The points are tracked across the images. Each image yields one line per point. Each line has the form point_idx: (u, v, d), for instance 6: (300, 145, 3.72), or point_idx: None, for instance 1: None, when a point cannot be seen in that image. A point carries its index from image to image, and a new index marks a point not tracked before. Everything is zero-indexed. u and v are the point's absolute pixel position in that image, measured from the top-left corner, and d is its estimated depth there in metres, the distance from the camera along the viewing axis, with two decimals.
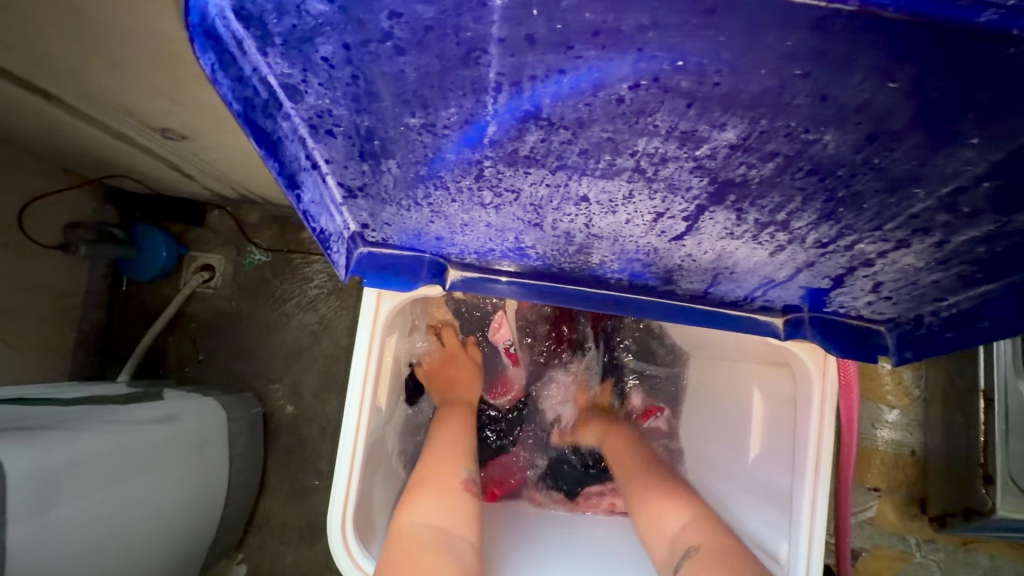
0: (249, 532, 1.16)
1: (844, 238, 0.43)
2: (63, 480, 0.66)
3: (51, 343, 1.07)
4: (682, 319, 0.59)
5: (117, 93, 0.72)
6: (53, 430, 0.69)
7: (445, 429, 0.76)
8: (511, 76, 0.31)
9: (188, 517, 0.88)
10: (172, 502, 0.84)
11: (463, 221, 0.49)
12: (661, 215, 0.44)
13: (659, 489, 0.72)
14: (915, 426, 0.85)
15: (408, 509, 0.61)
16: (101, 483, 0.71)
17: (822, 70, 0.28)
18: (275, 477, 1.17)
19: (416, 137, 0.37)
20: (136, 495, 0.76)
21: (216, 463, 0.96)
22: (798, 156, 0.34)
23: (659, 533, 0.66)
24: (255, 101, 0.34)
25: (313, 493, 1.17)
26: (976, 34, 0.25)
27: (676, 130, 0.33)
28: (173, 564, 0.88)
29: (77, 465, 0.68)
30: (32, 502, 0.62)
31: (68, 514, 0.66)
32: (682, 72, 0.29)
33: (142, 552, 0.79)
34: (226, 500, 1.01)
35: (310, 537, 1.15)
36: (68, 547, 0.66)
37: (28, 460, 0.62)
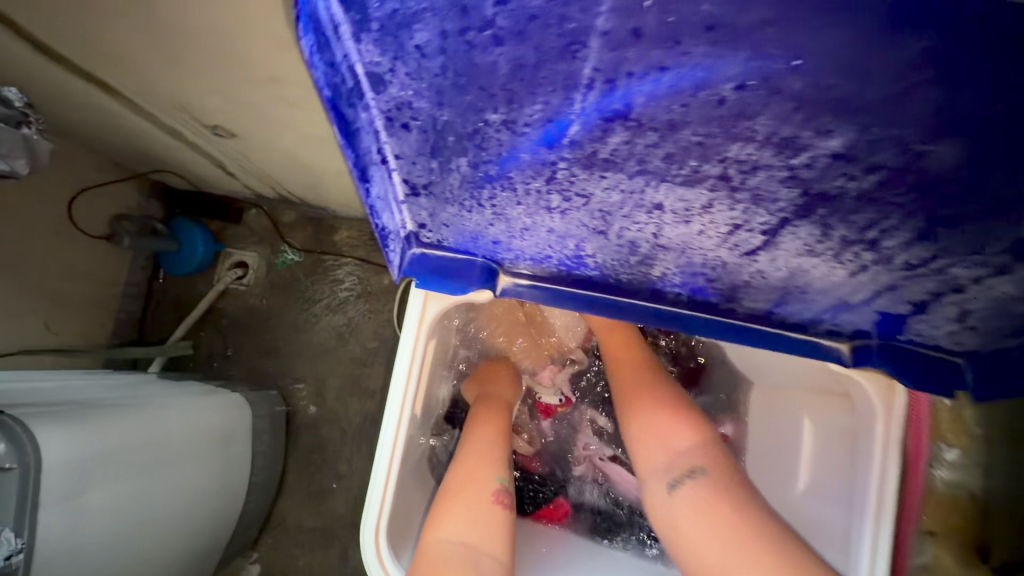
0: (265, 531, 1.15)
1: (936, 261, 0.40)
2: (96, 466, 0.65)
3: (90, 330, 1.09)
4: (744, 340, 0.55)
5: (175, 89, 0.74)
6: (92, 412, 0.69)
7: (478, 430, 0.69)
8: (607, 72, 0.30)
9: (209, 512, 0.87)
10: (195, 496, 0.82)
11: (524, 225, 0.47)
12: (738, 227, 0.41)
13: (663, 394, 0.64)
14: (975, 468, 0.76)
15: (436, 526, 0.58)
16: (130, 472, 0.70)
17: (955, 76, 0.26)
18: (294, 477, 1.16)
19: (493, 134, 0.36)
20: (162, 487, 0.75)
21: (240, 458, 0.96)
22: (905, 169, 0.32)
23: (660, 444, 0.60)
24: (341, 89, 0.34)
25: (331, 496, 1.15)
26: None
27: (776, 136, 0.31)
28: (191, 558, 0.87)
29: (112, 452, 0.68)
30: (65, 486, 0.61)
31: (98, 500, 0.65)
32: (797, 73, 0.27)
33: (162, 545, 0.78)
34: (246, 497, 1.00)
35: (325, 541, 1.14)
36: (93, 534, 0.65)
37: (64, 444, 0.62)
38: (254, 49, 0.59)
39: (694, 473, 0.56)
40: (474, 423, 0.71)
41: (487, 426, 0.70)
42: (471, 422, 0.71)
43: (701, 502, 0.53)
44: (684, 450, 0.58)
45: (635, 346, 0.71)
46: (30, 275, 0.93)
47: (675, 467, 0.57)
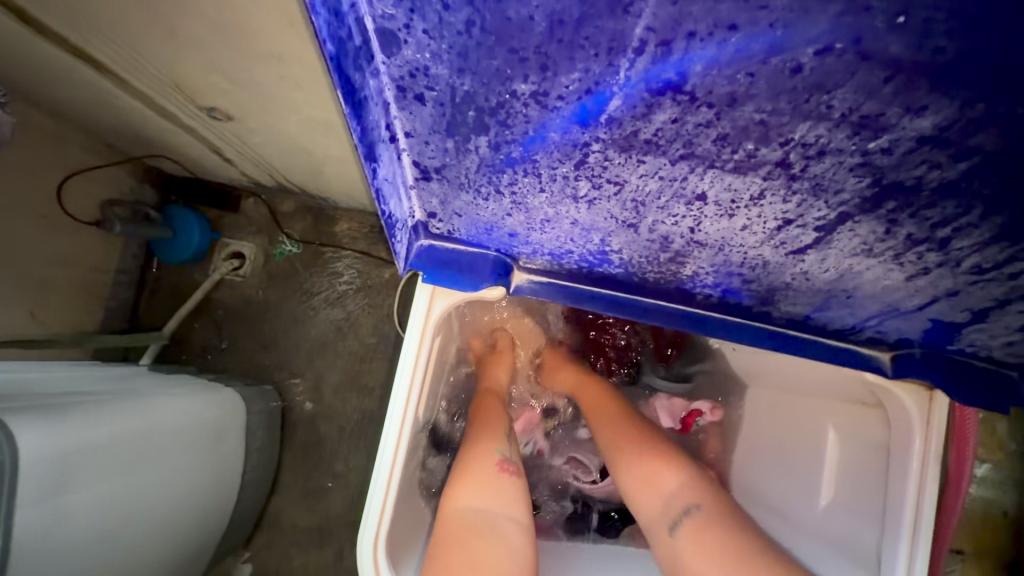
0: (258, 530, 1.11)
1: (1012, 264, 0.36)
2: (78, 465, 0.61)
3: (79, 320, 1.04)
4: (777, 347, 0.51)
5: (171, 66, 0.69)
6: (75, 407, 0.64)
7: (484, 411, 0.69)
8: (663, 32, 0.25)
9: (199, 513, 0.83)
10: (184, 496, 0.78)
11: (545, 216, 0.43)
12: (788, 223, 0.37)
13: (646, 438, 0.63)
14: (1009, 485, 0.75)
15: (451, 498, 0.57)
16: (116, 471, 0.66)
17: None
18: (289, 475, 1.12)
19: (520, 109, 0.32)
20: (150, 487, 0.71)
21: (232, 457, 0.91)
22: (1002, 155, 0.28)
23: (648, 484, 0.58)
24: (347, 49, 0.29)
25: (327, 495, 1.11)
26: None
27: (855, 114, 0.27)
28: (179, 561, 0.83)
29: (96, 450, 0.63)
30: (44, 488, 0.57)
31: (81, 501, 0.61)
32: (898, 34, 0.23)
33: (149, 548, 0.73)
34: (238, 496, 0.96)
35: (320, 542, 1.09)
36: (76, 538, 0.61)
37: (44, 441, 0.57)
38: (252, 20, 0.55)
39: (688, 511, 0.54)
40: (478, 408, 0.70)
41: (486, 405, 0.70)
42: (473, 414, 0.69)
43: (699, 538, 0.52)
44: (675, 489, 0.57)
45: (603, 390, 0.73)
46: (16, 262, 0.88)
47: (670, 507, 0.56)
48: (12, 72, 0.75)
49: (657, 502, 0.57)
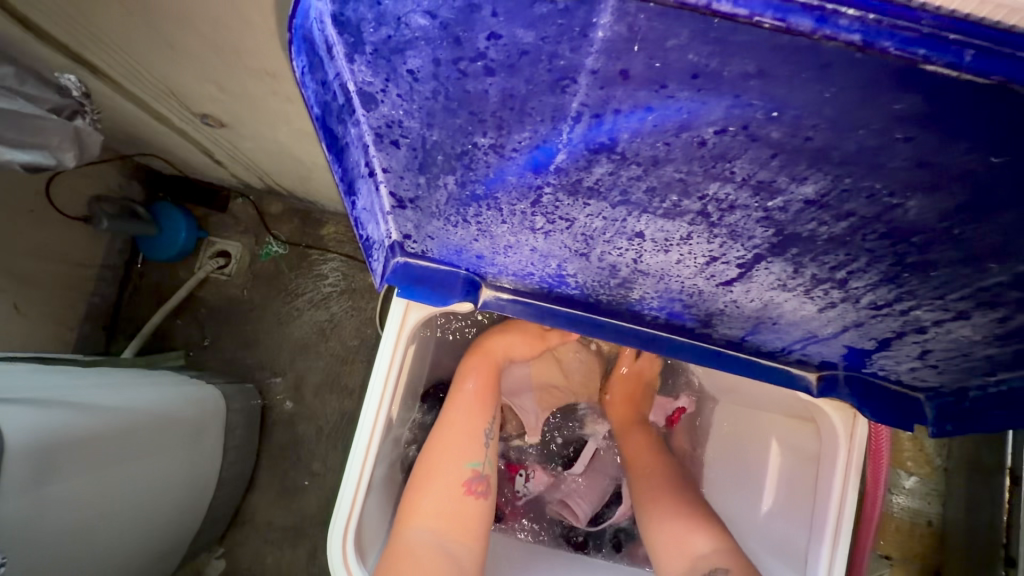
0: (233, 527, 1.14)
1: (901, 302, 0.42)
2: (65, 456, 0.65)
3: (62, 313, 1.07)
4: (716, 365, 0.56)
5: (169, 78, 0.73)
6: (58, 404, 0.67)
7: (461, 404, 0.69)
8: (595, 107, 0.30)
9: (176, 506, 0.86)
10: (162, 490, 0.81)
11: (508, 243, 0.48)
12: (715, 260, 0.43)
13: (683, 503, 0.70)
14: (934, 496, 0.82)
15: (407, 520, 0.62)
16: (99, 463, 0.69)
17: (922, 136, 0.27)
18: (265, 473, 1.15)
19: (482, 157, 0.37)
20: (129, 479, 0.74)
21: (211, 453, 0.94)
22: (875, 219, 0.34)
23: (677, 540, 0.65)
24: (331, 105, 0.34)
25: (303, 493, 1.14)
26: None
27: (753, 179, 0.33)
28: (155, 552, 0.86)
29: (81, 442, 0.67)
30: (28, 477, 0.60)
31: (63, 491, 0.64)
32: (776, 123, 0.28)
33: (125, 540, 0.76)
34: (215, 492, 0.99)
35: (293, 539, 1.13)
36: (60, 526, 0.64)
37: (30, 431, 0.61)
38: (250, 43, 0.59)
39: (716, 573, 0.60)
40: (457, 393, 0.71)
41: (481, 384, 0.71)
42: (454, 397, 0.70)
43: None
44: (706, 552, 0.63)
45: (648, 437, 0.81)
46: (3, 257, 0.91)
47: (698, 567, 0.62)
48: None
49: (683, 560, 0.64)
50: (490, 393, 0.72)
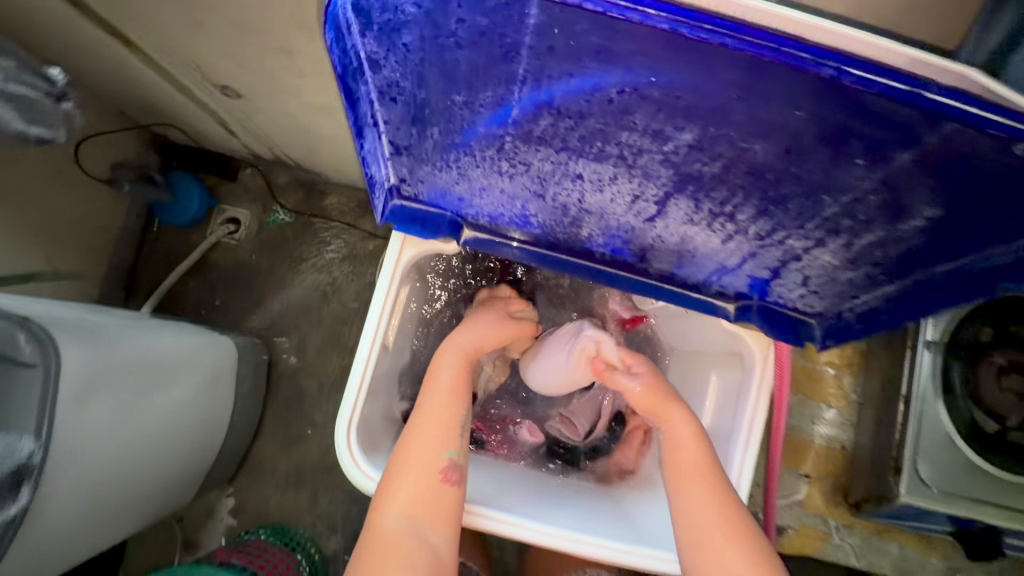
0: (242, 470, 1.35)
1: (777, 233, 0.55)
2: (105, 379, 0.80)
3: (85, 269, 1.24)
4: (653, 294, 0.69)
5: (193, 51, 0.88)
6: (102, 334, 0.83)
7: (429, 405, 0.74)
8: (534, 73, 0.43)
9: (193, 435, 1.05)
10: (179, 421, 0.99)
11: (482, 185, 0.61)
12: (638, 198, 0.56)
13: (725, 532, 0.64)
14: (849, 425, 0.97)
15: (383, 510, 0.67)
16: (132, 390, 0.85)
17: (756, 94, 0.39)
18: (271, 423, 1.36)
19: (458, 111, 0.50)
20: (156, 409, 0.91)
21: (224, 394, 1.14)
22: (738, 159, 0.46)
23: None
24: (349, 69, 0.47)
25: (306, 441, 1.36)
26: (852, 88, 0.37)
27: (650, 128, 0.45)
28: (178, 473, 1.05)
29: (115, 373, 0.82)
30: (75, 396, 0.74)
31: (102, 408, 0.80)
32: (655, 85, 0.41)
33: (154, 460, 0.95)
34: (226, 435, 1.20)
35: (297, 482, 1.34)
36: (103, 437, 0.81)
37: (78, 358, 0.75)
38: (271, 21, 0.74)
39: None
40: (426, 400, 0.74)
41: (454, 385, 0.75)
42: (419, 409, 0.73)
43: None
44: None
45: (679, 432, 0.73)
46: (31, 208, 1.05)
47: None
48: (49, 42, 0.93)
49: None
50: (461, 389, 0.76)
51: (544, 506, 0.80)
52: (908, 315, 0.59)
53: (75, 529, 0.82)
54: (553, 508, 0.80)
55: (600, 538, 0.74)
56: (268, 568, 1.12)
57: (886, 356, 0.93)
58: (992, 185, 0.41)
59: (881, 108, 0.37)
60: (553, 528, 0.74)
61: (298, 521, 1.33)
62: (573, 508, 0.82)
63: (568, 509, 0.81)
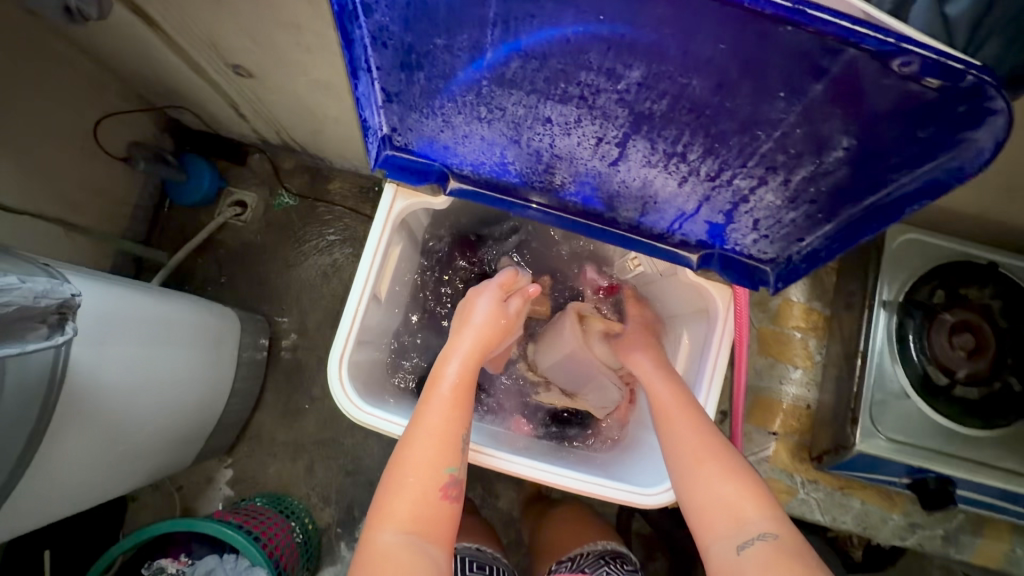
0: (242, 440, 1.41)
1: (724, 173, 0.62)
2: (117, 322, 0.86)
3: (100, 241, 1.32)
4: (622, 242, 0.76)
5: (210, 30, 0.96)
6: (114, 285, 0.90)
7: (432, 414, 0.71)
8: (502, 17, 0.50)
9: (195, 393, 1.10)
10: (183, 374, 1.04)
11: (465, 133, 0.68)
12: (601, 141, 0.62)
13: (728, 507, 0.63)
14: (814, 385, 1.03)
15: (379, 524, 0.64)
16: (140, 338, 0.91)
17: (689, 26, 0.46)
18: (271, 396, 1.42)
19: (440, 55, 0.57)
20: (161, 358, 0.97)
21: (225, 357, 1.20)
22: (680, 96, 0.53)
23: (722, 503, 0.63)
24: (346, 12, 0.54)
25: (303, 415, 1.42)
26: (768, 18, 0.42)
27: (603, 66, 0.52)
28: (180, 430, 1.11)
29: (126, 317, 0.88)
30: (92, 332, 0.81)
31: (116, 349, 0.86)
32: (602, 23, 0.48)
33: (158, 412, 1.00)
34: (228, 400, 1.26)
35: (294, 452, 1.40)
36: (113, 377, 0.86)
37: (91, 297, 0.82)
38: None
39: (762, 535, 0.60)
40: (427, 409, 0.72)
41: (457, 399, 0.73)
42: (417, 416, 0.72)
43: (776, 560, 0.57)
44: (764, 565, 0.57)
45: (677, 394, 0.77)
46: (52, 175, 1.13)
47: (741, 532, 0.61)
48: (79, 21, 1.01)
49: (726, 522, 0.62)
50: (466, 401, 0.74)
51: (541, 458, 0.88)
52: (839, 248, 0.66)
53: (86, 465, 0.88)
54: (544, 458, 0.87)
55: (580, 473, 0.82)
56: (262, 526, 1.17)
57: (845, 326, 0.99)
58: (887, 110, 0.48)
59: (789, 39, 0.44)
60: (539, 463, 0.83)
61: (295, 491, 1.39)
62: (561, 461, 0.89)
63: (555, 460, 0.88)
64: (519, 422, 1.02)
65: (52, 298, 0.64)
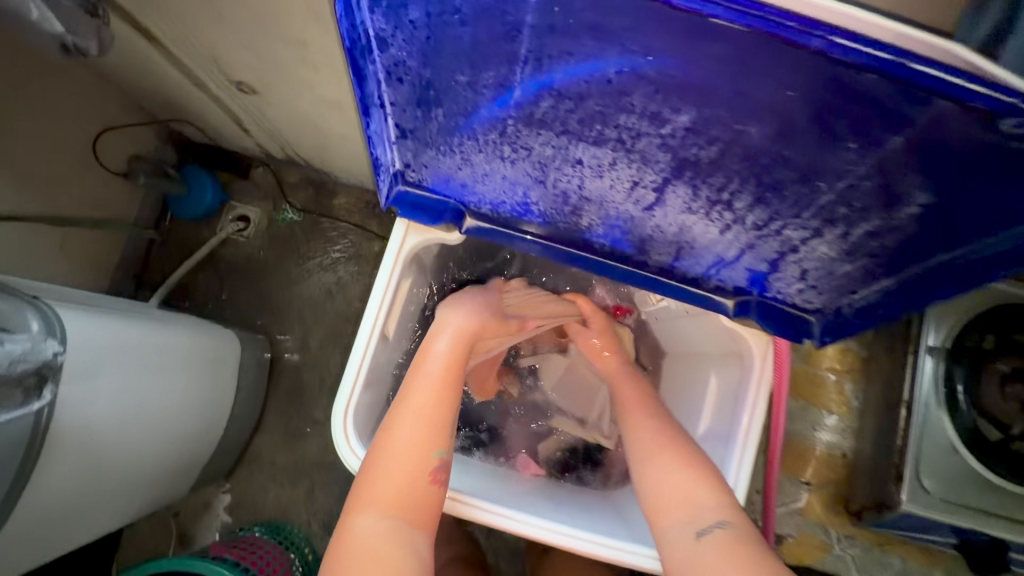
0: (240, 464, 1.35)
1: (774, 223, 0.55)
2: (110, 355, 0.79)
3: (97, 257, 1.27)
4: (653, 287, 0.70)
5: (212, 46, 0.91)
6: (111, 315, 0.84)
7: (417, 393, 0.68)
8: (535, 53, 0.44)
9: (191, 424, 1.04)
10: (180, 405, 0.99)
11: (485, 171, 0.62)
12: (637, 185, 0.57)
13: (686, 488, 0.67)
14: (850, 432, 0.96)
15: (360, 509, 0.61)
16: (136, 371, 0.85)
17: (755, 71, 0.39)
18: (271, 418, 1.36)
19: (462, 92, 0.51)
20: (158, 390, 0.91)
21: (224, 383, 1.15)
22: (733, 143, 0.47)
23: (683, 489, 0.67)
24: (358, 45, 0.48)
25: (305, 438, 1.35)
26: (851, 66, 0.36)
27: (647, 110, 0.46)
28: (174, 464, 1.04)
29: (120, 348, 0.82)
30: (82, 368, 0.75)
31: (107, 383, 0.79)
32: (651, 64, 0.42)
33: (152, 447, 0.94)
34: (227, 425, 1.21)
35: (294, 477, 1.34)
36: (103, 414, 0.80)
37: (83, 331, 0.75)
38: (287, 12, 0.76)
39: (719, 523, 0.63)
40: (412, 388, 0.69)
41: (445, 380, 0.69)
42: (403, 396, 0.68)
43: (728, 546, 0.60)
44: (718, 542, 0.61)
45: (638, 388, 0.83)
46: (48, 193, 1.08)
47: (701, 517, 0.64)
48: None
49: (686, 508, 0.66)
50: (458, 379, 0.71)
51: (533, 502, 0.80)
52: (902, 308, 0.60)
53: (71, 510, 0.82)
54: (540, 504, 0.79)
55: (589, 532, 0.73)
56: (260, 563, 1.10)
57: (886, 366, 0.92)
58: (978, 167, 0.42)
59: (873, 89, 0.38)
60: (539, 518, 0.74)
61: (294, 517, 1.32)
62: (563, 506, 0.81)
63: (555, 506, 0.80)
64: (526, 462, 0.94)
65: (31, 360, 0.66)
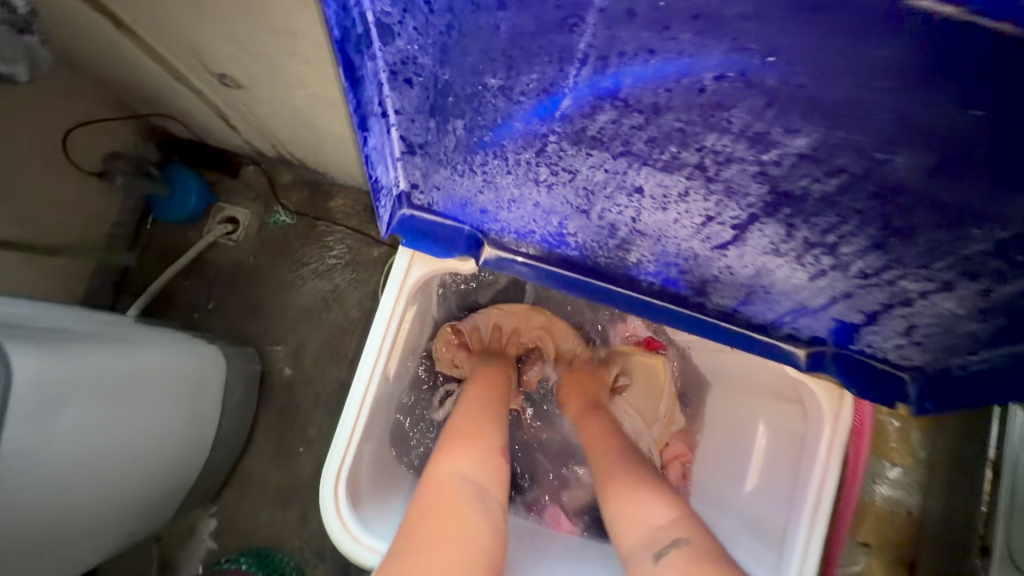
0: (229, 484, 1.22)
1: (888, 272, 0.43)
2: (75, 388, 0.66)
3: (73, 266, 1.14)
4: (713, 336, 0.57)
5: (189, 33, 0.77)
6: (87, 339, 0.71)
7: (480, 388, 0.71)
8: (600, 49, 0.32)
9: (180, 458, 0.90)
10: (171, 434, 0.85)
11: (512, 196, 0.49)
12: (710, 220, 0.44)
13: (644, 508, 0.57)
14: (915, 488, 0.85)
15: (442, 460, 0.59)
16: (111, 404, 0.71)
17: (932, 81, 0.27)
18: (261, 438, 1.23)
19: (490, 99, 0.38)
20: (142, 419, 0.78)
21: (217, 411, 0.99)
22: (864, 176, 0.35)
23: (636, 514, 0.57)
24: (352, 34, 0.36)
25: (297, 458, 1.21)
26: None
27: (749, 130, 0.34)
28: (157, 503, 0.90)
29: (90, 379, 0.68)
30: (36, 408, 0.61)
31: (70, 420, 0.66)
32: (771, 68, 0.29)
33: (132, 484, 0.80)
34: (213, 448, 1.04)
35: (284, 499, 1.20)
36: (61, 459, 0.65)
37: (42, 366, 0.61)
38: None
39: (674, 543, 0.52)
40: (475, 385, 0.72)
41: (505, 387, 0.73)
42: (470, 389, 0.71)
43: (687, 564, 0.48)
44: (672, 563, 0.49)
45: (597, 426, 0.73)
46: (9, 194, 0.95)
47: (657, 539, 0.53)
48: None
49: (640, 534, 0.55)
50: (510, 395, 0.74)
51: None
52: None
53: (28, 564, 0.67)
54: None
55: None
56: None
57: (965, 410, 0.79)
58: None
59: None
60: None
61: (286, 545, 1.18)
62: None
63: None
64: (557, 517, 0.79)
65: None
